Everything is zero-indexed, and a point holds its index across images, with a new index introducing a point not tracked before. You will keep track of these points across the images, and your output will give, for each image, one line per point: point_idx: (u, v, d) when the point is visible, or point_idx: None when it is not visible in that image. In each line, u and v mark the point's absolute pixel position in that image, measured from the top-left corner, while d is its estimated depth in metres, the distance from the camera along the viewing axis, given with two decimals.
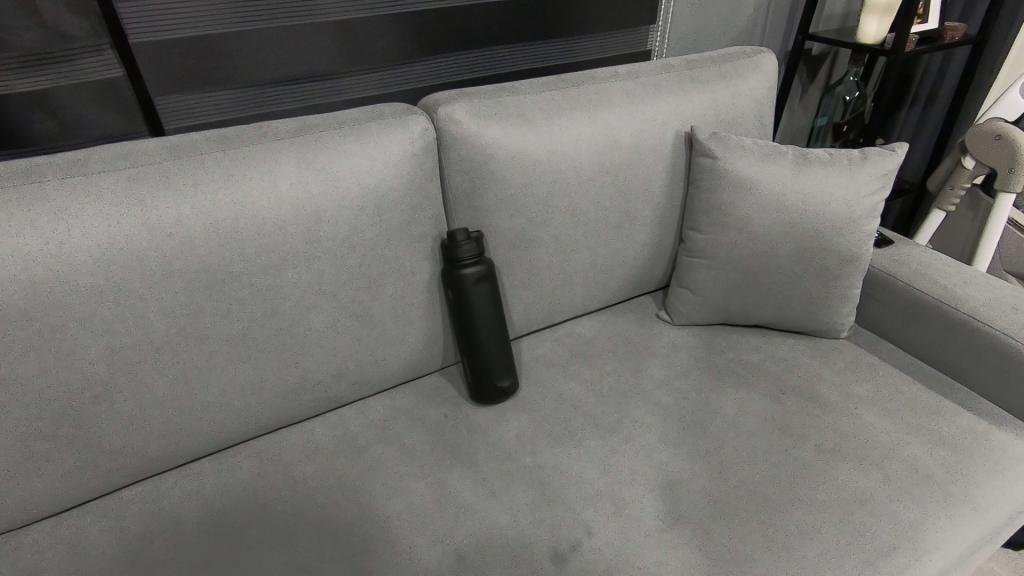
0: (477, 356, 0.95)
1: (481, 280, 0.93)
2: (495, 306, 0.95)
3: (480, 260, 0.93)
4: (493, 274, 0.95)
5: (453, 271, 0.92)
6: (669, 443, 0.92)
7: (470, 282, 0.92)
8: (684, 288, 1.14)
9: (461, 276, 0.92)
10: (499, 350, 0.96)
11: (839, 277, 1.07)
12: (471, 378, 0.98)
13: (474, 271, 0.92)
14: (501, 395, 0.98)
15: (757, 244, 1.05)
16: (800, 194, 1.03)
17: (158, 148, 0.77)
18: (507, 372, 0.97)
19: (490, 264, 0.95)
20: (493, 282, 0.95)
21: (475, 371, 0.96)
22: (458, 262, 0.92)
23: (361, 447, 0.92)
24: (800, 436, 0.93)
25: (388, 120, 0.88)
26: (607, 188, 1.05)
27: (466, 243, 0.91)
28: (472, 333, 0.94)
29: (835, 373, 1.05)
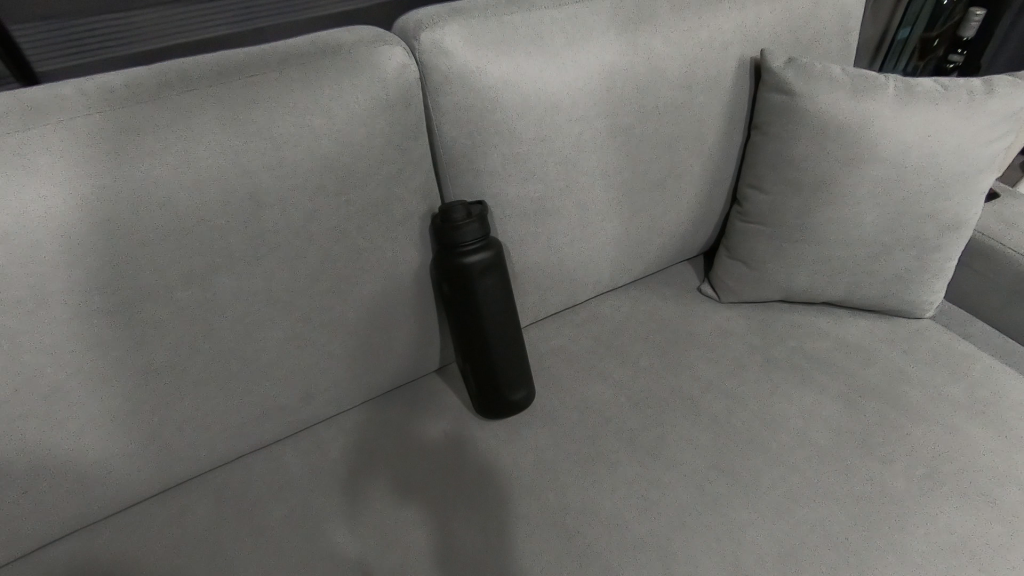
0: (486, 363, 0.76)
1: (489, 270, 0.71)
2: (506, 302, 0.74)
3: (486, 242, 0.71)
4: (502, 260, 0.73)
5: (451, 259, 0.70)
6: (723, 468, 0.75)
7: (474, 274, 0.70)
8: (736, 261, 0.93)
9: (462, 266, 0.70)
10: (512, 355, 0.76)
11: (935, 249, 0.85)
12: (477, 389, 0.78)
13: (480, 259, 0.70)
14: (515, 409, 0.80)
15: (835, 208, 0.83)
16: (898, 142, 0.79)
17: (7, 103, 0.52)
18: (523, 380, 0.79)
19: (499, 247, 0.73)
20: (503, 271, 0.73)
21: (482, 381, 0.77)
22: (457, 248, 0.70)
23: (342, 480, 0.74)
24: (884, 455, 0.76)
25: (350, 53, 0.62)
26: (646, 138, 0.81)
27: (468, 223, 0.69)
28: (478, 336, 0.74)
29: (921, 368, 0.86)
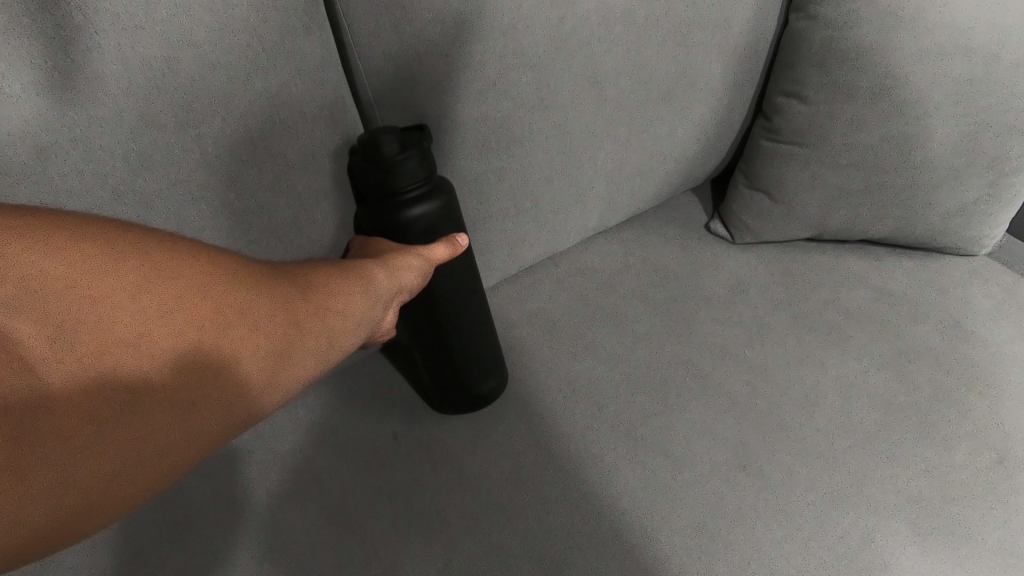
0: (443, 350, 0.57)
1: (438, 226, 0.51)
2: (460, 267, 0.55)
3: (433, 184, 0.50)
4: (455, 210, 0.52)
5: (385, 212, 0.49)
6: (746, 466, 0.59)
7: (419, 232, 0.50)
8: (757, 191, 0.73)
9: (402, 223, 0.49)
10: (476, 334, 0.58)
11: (1015, 172, 0.66)
12: (431, 381, 0.59)
13: (426, 212, 0.49)
14: (482, 402, 0.62)
15: (897, 120, 0.62)
16: (992, 28, 0.58)
17: None
18: (492, 366, 0.61)
19: (451, 190, 0.52)
20: (457, 224, 0.53)
21: (441, 373, 0.58)
22: (392, 197, 0.48)
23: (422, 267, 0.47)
24: (944, 440, 0.61)
25: None
26: (650, 29, 0.58)
27: (406, 159, 0.47)
28: (429, 313, 0.55)
29: (981, 320, 0.70)
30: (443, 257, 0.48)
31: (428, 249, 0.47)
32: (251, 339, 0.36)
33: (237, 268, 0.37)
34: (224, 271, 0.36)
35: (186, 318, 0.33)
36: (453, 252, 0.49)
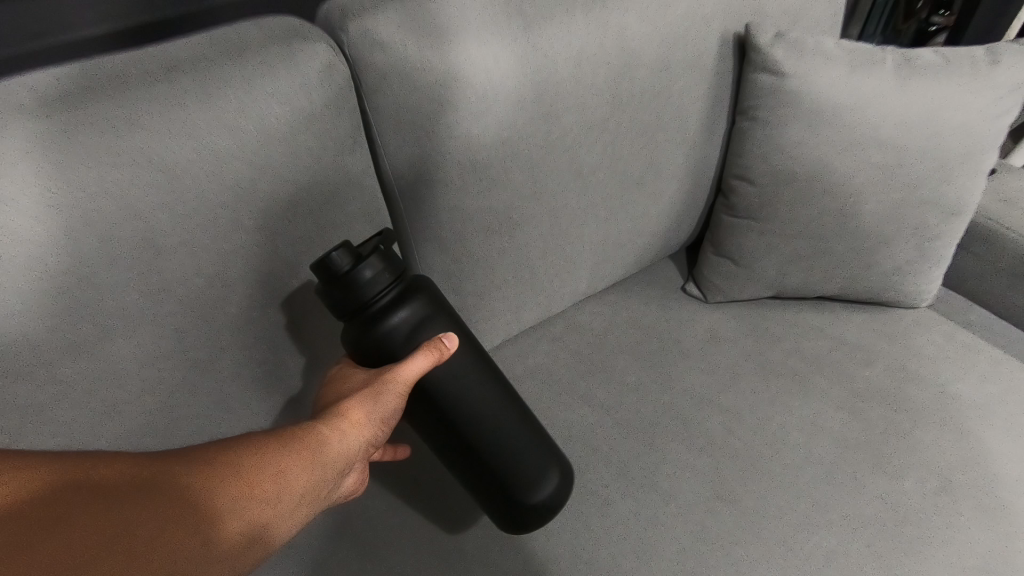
0: (474, 458, 0.56)
1: (419, 322, 0.54)
2: (465, 359, 0.56)
3: (400, 288, 0.54)
4: (433, 305, 0.55)
5: (364, 327, 0.52)
6: (724, 498, 0.68)
7: (398, 337, 0.53)
8: (723, 257, 0.85)
9: (383, 332, 0.52)
10: (507, 436, 0.56)
11: (936, 236, 0.78)
12: (476, 495, 0.59)
13: (401, 315, 0.53)
14: (545, 512, 0.58)
15: (832, 199, 0.75)
16: (899, 125, 0.71)
17: None
18: (535, 467, 0.58)
19: (423, 287, 0.56)
20: (440, 316, 0.55)
21: (478, 484, 0.57)
22: (364, 313, 0.52)
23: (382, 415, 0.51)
24: (897, 468, 0.70)
25: (259, 51, 0.50)
26: (622, 133, 0.71)
27: (360, 272, 0.50)
28: (443, 417, 0.55)
29: (925, 363, 0.80)
30: (418, 366, 0.51)
31: (400, 368, 0.50)
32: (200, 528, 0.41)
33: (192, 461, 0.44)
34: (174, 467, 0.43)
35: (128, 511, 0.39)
36: (434, 357, 0.52)
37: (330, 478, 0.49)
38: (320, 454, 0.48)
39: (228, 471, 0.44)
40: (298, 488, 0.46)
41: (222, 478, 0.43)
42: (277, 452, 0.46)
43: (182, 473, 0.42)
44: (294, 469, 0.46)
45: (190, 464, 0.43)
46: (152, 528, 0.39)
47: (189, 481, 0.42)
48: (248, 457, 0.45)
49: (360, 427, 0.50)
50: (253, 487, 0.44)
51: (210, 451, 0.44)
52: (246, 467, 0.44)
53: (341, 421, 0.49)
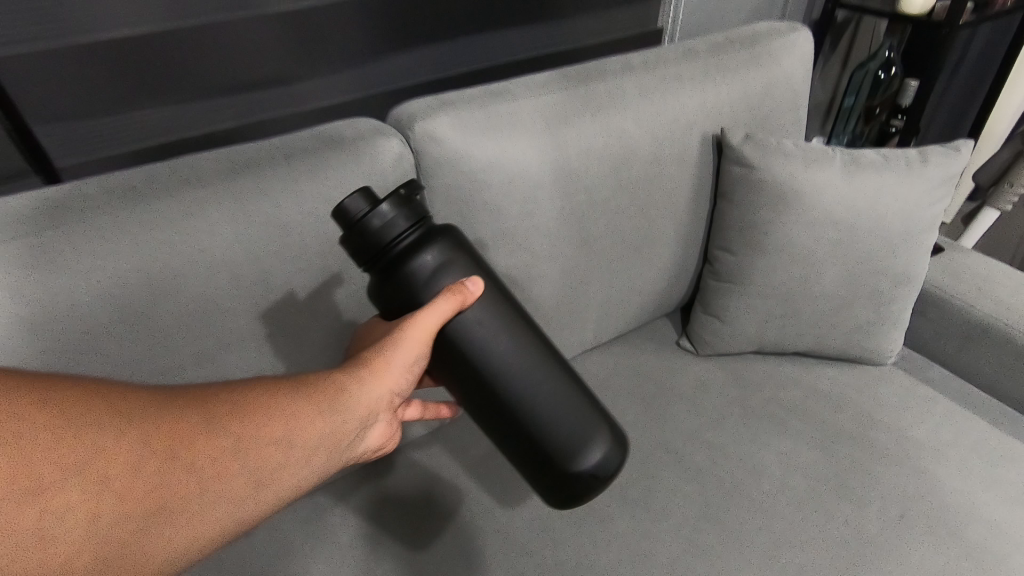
0: (508, 416, 0.53)
1: (444, 264, 0.50)
2: (495, 308, 0.52)
3: (423, 230, 0.50)
4: (459, 248, 0.52)
5: (388, 272, 0.49)
6: (710, 519, 0.78)
7: (421, 279, 0.49)
8: (709, 315, 0.99)
9: (407, 275, 0.49)
10: (539, 389, 0.53)
11: (889, 301, 0.92)
12: (513, 458, 0.56)
13: (425, 255, 0.49)
14: (584, 474, 0.54)
15: (798, 267, 0.90)
16: (848, 208, 0.87)
17: (37, 208, 0.55)
18: (569, 422, 0.54)
19: (448, 231, 0.52)
20: (467, 259, 0.52)
21: (514, 444, 0.55)
22: (385, 254, 0.49)
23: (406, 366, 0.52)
24: (860, 497, 0.80)
25: (351, 144, 0.68)
26: (622, 209, 0.88)
27: (377, 211, 0.48)
28: (472, 369, 0.52)
29: (887, 411, 0.92)
30: (444, 309, 0.48)
31: (423, 315, 0.48)
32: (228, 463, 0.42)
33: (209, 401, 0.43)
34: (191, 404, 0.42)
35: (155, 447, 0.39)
36: (458, 300, 0.49)
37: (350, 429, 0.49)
38: (335, 403, 0.48)
39: (236, 413, 0.43)
40: (314, 435, 0.46)
41: (229, 419, 0.43)
42: (291, 397, 0.46)
43: (183, 410, 0.42)
44: (307, 415, 0.46)
45: (191, 400, 0.43)
46: (162, 464, 0.39)
47: (195, 421, 0.41)
48: (256, 399, 0.45)
49: (381, 376, 0.51)
50: (262, 429, 0.44)
51: (211, 391, 0.44)
52: (254, 410, 0.44)
53: (359, 371, 0.51)
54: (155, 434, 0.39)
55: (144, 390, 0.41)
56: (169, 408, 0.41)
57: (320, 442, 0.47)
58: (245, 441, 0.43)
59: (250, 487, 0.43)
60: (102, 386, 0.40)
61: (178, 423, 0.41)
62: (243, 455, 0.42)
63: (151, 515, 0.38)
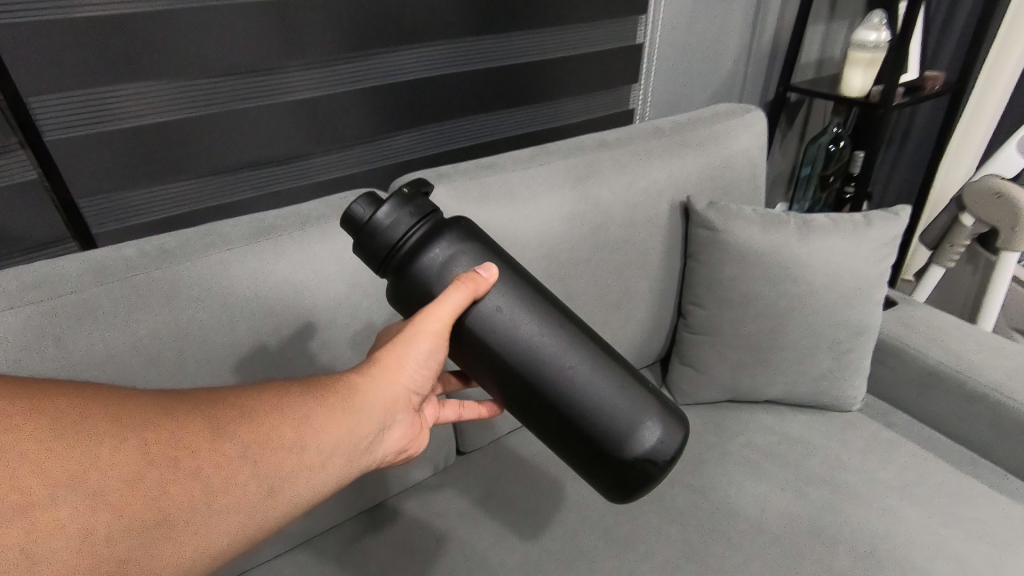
0: (544, 402, 0.53)
1: (454, 253, 0.52)
2: (514, 292, 0.53)
3: (430, 223, 0.53)
4: (467, 237, 0.53)
5: (401, 270, 0.52)
6: (691, 558, 0.82)
7: (432, 273, 0.51)
8: (686, 366, 1.06)
9: (419, 270, 0.51)
10: (567, 371, 0.53)
11: (849, 351, 1.01)
12: (555, 441, 0.57)
13: (433, 250, 0.52)
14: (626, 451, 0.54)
15: (763, 320, 0.98)
16: (805, 265, 0.96)
17: (85, 271, 0.63)
18: (604, 400, 0.53)
19: (456, 223, 0.54)
20: (478, 246, 0.53)
21: (552, 429, 0.55)
22: (397, 255, 0.52)
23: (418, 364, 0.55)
24: (832, 536, 0.85)
25: None
26: (602, 269, 0.97)
27: (380, 215, 0.51)
28: (497, 358, 0.53)
29: (855, 455, 0.98)
30: (455, 299, 0.49)
31: (435, 308, 0.49)
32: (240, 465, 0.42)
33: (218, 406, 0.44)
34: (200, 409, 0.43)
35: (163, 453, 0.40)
36: (469, 290, 0.50)
37: (366, 428, 0.51)
38: (345, 407, 0.50)
39: (244, 417, 0.44)
40: (329, 433, 0.48)
41: (235, 423, 0.44)
42: (301, 397, 0.48)
43: (185, 416, 0.42)
44: (318, 418, 0.48)
45: (193, 406, 0.43)
46: (163, 472, 0.39)
47: (200, 426, 0.42)
48: (263, 405, 0.46)
49: (393, 373, 0.54)
50: (275, 431, 0.45)
51: (216, 397, 0.45)
52: (262, 415, 0.45)
53: (369, 371, 0.54)
54: (153, 442, 0.39)
55: (144, 395, 0.42)
56: (174, 412, 0.42)
57: (334, 445, 0.48)
58: (255, 445, 0.44)
59: (263, 493, 0.43)
60: (98, 393, 0.40)
61: (179, 430, 0.41)
62: (251, 461, 0.43)
63: (154, 525, 0.38)
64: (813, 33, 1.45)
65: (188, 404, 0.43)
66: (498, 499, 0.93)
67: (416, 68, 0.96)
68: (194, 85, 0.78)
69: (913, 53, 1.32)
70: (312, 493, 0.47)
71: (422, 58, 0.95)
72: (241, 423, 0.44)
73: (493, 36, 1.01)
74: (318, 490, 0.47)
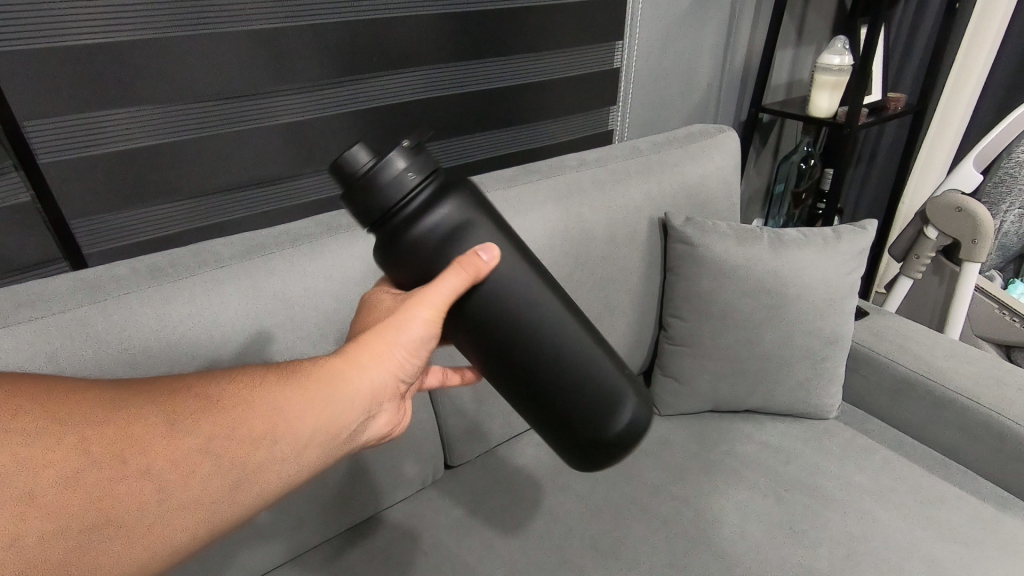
0: (536, 383, 0.51)
1: (460, 220, 0.46)
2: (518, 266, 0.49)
3: (435, 183, 0.46)
4: (474, 206, 0.47)
5: (395, 234, 0.45)
6: (676, 565, 0.84)
7: (432, 243, 0.45)
8: (668, 378, 1.09)
9: (417, 238, 0.45)
10: (563, 355, 0.50)
11: (824, 359, 1.04)
12: (536, 423, 0.55)
13: (437, 215, 0.45)
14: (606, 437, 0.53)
15: (739, 330, 1.02)
16: (779, 277, 1.00)
17: (79, 290, 0.65)
18: (595, 388, 0.52)
19: (464, 187, 0.48)
20: (484, 217, 0.48)
21: (538, 411, 0.53)
22: (394, 216, 0.45)
23: (407, 352, 0.52)
24: (810, 540, 0.87)
25: (348, 232, 0.80)
26: (585, 283, 1.00)
27: (383, 167, 0.44)
28: (493, 337, 0.49)
29: (832, 460, 1.01)
30: (452, 284, 0.45)
31: (431, 290, 0.46)
32: (198, 459, 0.42)
33: (180, 399, 0.44)
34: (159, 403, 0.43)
35: (118, 449, 0.40)
36: (469, 275, 0.46)
37: (345, 417, 0.50)
38: (322, 393, 0.48)
39: (204, 409, 0.44)
40: (300, 426, 0.47)
41: (192, 416, 0.43)
42: (272, 386, 0.47)
43: (138, 411, 0.42)
44: (288, 406, 0.46)
45: (149, 399, 0.43)
46: (109, 470, 0.39)
47: (155, 420, 0.42)
48: (224, 396, 0.45)
49: (381, 360, 0.51)
50: (237, 424, 0.44)
51: (176, 388, 0.45)
52: (221, 407, 0.44)
53: (355, 356, 0.50)
54: (96, 441, 0.39)
55: (97, 389, 0.42)
56: (133, 406, 0.42)
57: (308, 433, 0.47)
58: (214, 437, 0.43)
59: (227, 485, 0.43)
60: (52, 388, 0.41)
61: (128, 426, 0.41)
62: (209, 455, 0.43)
63: (102, 523, 0.39)
64: (782, 57, 1.52)
65: (150, 396, 0.43)
66: (486, 511, 0.94)
67: (402, 92, 0.99)
68: (184, 107, 0.80)
69: (875, 76, 1.39)
70: (278, 487, 0.46)
71: (408, 83, 0.99)
72: (202, 415, 0.44)
73: (477, 62, 1.05)
74: (286, 482, 0.47)
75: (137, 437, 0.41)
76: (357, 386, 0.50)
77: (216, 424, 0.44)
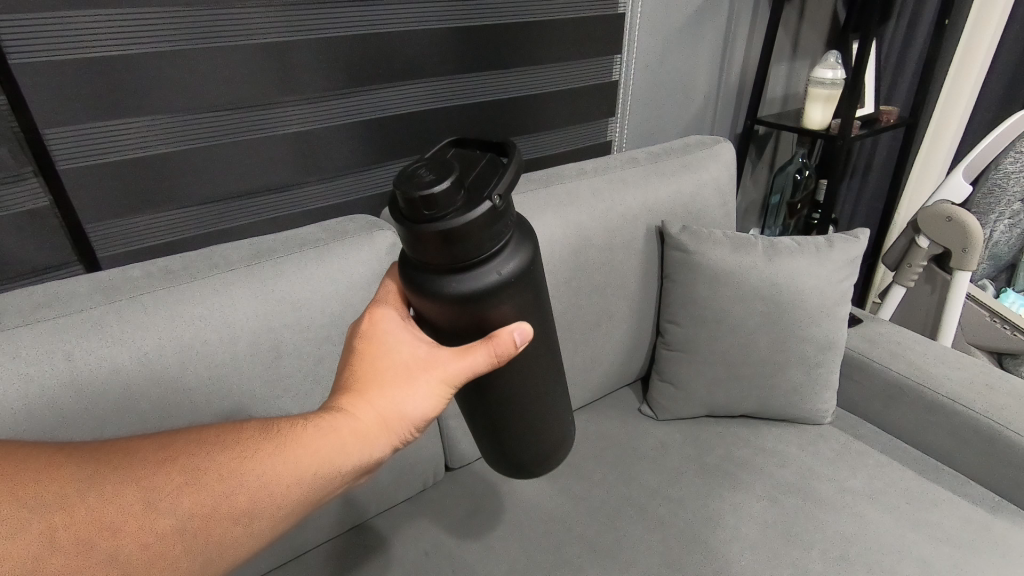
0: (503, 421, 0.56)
1: (511, 288, 0.45)
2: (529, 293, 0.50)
3: (508, 245, 0.44)
4: (530, 274, 0.47)
5: (444, 281, 0.44)
6: (672, 566, 0.86)
7: (481, 304, 0.44)
8: (664, 383, 1.11)
9: (469, 294, 0.44)
10: (532, 400, 0.56)
11: (818, 365, 1.06)
12: (489, 448, 0.61)
13: (496, 282, 0.44)
14: (542, 466, 0.62)
15: (735, 336, 1.04)
16: (773, 285, 1.02)
17: (96, 291, 0.68)
18: (548, 429, 0.59)
19: (527, 251, 0.46)
20: (531, 288, 0.48)
21: (496, 442, 0.59)
22: (454, 268, 0.43)
23: (412, 417, 0.52)
24: (804, 542, 0.89)
25: (352, 237, 0.83)
26: (583, 289, 1.02)
27: (473, 225, 0.41)
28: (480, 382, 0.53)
29: (826, 465, 1.02)
30: (479, 364, 0.48)
31: (457, 364, 0.48)
32: (183, 538, 0.44)
33: (171, 472, 0.45)
34: (153, 475, 0.45)
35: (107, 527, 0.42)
36: (496, 357, 0.48)
37: (337, 484, 0.51)
38: (311, 464, 0.49)
39: (192, 486, 0.45)
40: (288, 501, 0.48)
41: (170, 494, 0.44)
42: (264, 460, 0.48)
43: (113, 489, 0.43)
44: (275, 485, 0.47)
45: (128, 473, 0.44)
46: (82, 552, 0.41)
47: (138, 501, 0.43)
48: (208, 470, 0.46)
49: (384, 427, 0.51)
50: (225, 502, 0.46)
51: (160, 456, 0.46)
52: (203, 483, 0.45)
53: (359, 421, 0.51)
54: (61, 528, 0.41)
55: (81, 461, 0.44)
56: (126, 479, 0.44)
57: (293, 506, 0.48)
58: (198, 516, 0.45)
59: (204, 562, 0.45)
60: (59, 457, 0.44)
61: (98, 509, 0.42)
62: (185, 534, 0.44)
63: None
64: (777, 71, 1.55)
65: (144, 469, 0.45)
66: (485, 513, 0.96)
67: (406, 102, 1.02)
68: (198, 117, 0.83)
69: (868, 89, 1.43)
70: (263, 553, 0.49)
71: (411, 94, 1.02)
72: (189, 493, 0.45)
73: (478, 74, 1.08)
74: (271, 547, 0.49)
75: (122, 518, 0.42)
76: (356, 456, 0.50)
77: (204, 502, 0.45)
